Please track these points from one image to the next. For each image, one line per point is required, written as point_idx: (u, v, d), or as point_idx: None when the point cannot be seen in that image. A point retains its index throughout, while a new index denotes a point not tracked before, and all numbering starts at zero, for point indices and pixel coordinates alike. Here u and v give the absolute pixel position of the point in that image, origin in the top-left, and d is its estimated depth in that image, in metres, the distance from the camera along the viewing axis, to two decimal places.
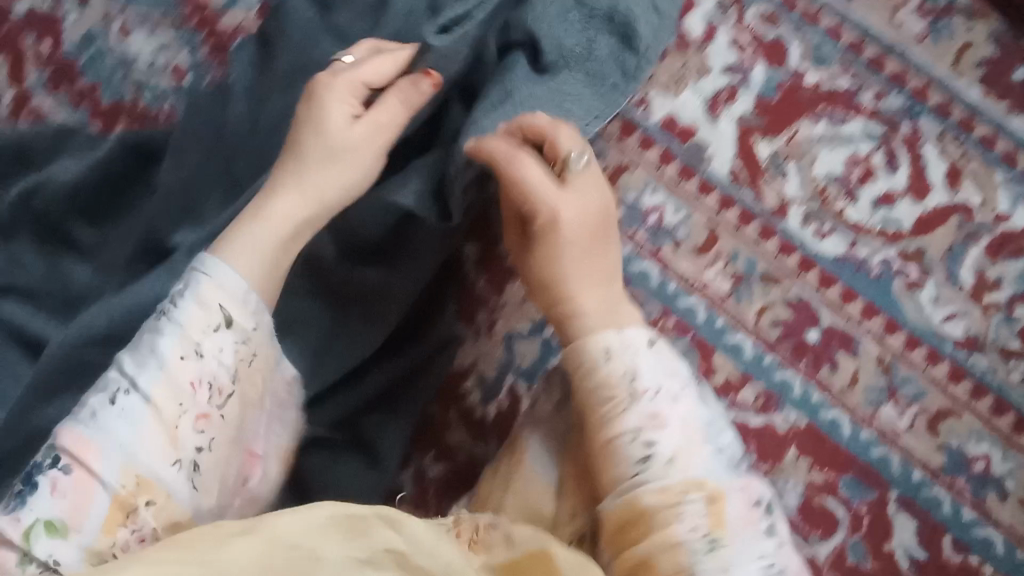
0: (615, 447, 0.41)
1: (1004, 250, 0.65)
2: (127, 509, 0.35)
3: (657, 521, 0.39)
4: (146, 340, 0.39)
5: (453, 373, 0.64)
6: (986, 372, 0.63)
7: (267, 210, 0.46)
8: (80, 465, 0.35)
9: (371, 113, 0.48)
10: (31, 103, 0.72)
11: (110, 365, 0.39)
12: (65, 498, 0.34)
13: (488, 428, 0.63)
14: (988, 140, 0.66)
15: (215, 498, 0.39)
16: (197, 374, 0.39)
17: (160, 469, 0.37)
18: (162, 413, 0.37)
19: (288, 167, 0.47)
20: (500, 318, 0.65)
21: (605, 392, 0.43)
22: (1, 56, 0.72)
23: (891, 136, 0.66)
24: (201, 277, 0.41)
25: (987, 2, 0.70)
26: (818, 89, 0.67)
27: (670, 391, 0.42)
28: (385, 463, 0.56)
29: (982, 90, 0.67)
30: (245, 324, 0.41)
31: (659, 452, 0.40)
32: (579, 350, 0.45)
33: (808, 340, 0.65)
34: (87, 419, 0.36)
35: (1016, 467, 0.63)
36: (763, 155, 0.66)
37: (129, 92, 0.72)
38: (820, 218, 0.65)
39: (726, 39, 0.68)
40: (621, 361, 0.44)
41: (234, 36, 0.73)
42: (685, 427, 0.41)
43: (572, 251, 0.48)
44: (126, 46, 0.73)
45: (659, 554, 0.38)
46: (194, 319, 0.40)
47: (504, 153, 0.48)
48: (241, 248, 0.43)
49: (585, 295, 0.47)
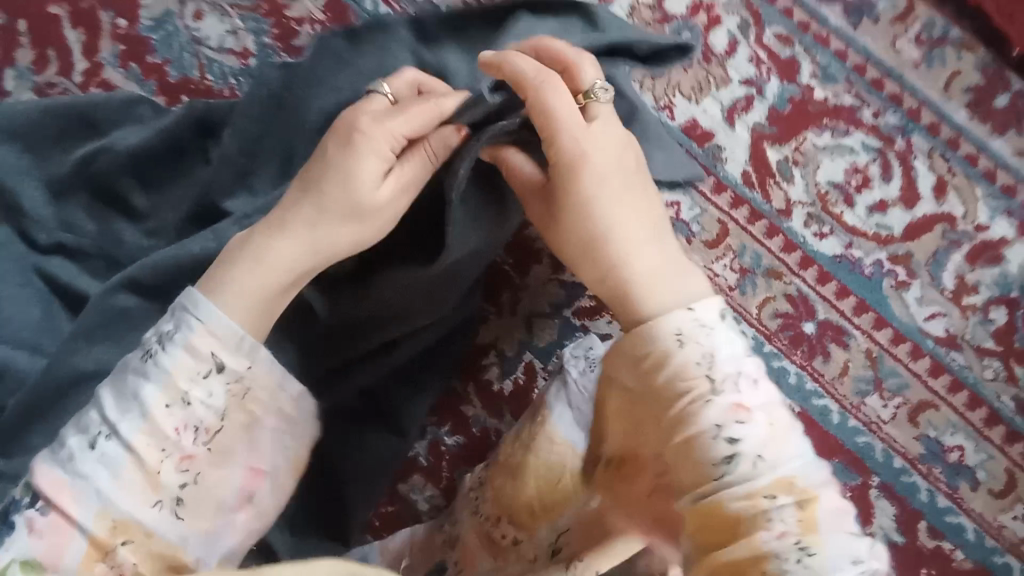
0: (700, 444, 0.46)
1: (983, 257, 0.70)
2: (105, 548, 0.45)
3: (745, 524, 0.43)
4: (134, 384, 0.48)
5: (477, 348, 0.77)
6: (963, 368, 0.70)
7: (272, 256, 0.53)
8: (58, 509, 0.45)
9: (396, 174, 0.55)
10: (102, 75, 0.85)
11: (97, 406, 0.48)
12: (42, 537, 0.44)
13: (503, 400, 0.77)
14: (972, 157, 0.71)
15: (196, 521, 0.49)
16: (180, 421, 0.48)
17: (139, 511, 0.46)
18: (141, 459, 0.46)
19: (307, 215, 0.54)
20: (523, 298, 0.76)
21: (682, 382, 0.48)
22: (104, 44, 0.85)
23: (887, 149, 0.71)
24: (195, 325, 0.49)
25: (978, 33, 0.73)
26: (826, 103, 0.73)
27: (750, 378, 0.47)
28: (403, 428, 0.75)
29: (968, 114, 0.72)
30: (236, 367, 0.49)
31: (744, 448, 0.45)
32: (646, 333, 0.50)
33: (805, 332, 0.71)
34: (69, 466, 0.46)
35: (987, 458, 0.69)
36: (773, 160, 0.73)
37: (196, 69, 0.83)
38: (821, 220, 0.72)
39: (745, 54, 0.74)
40: (692, 344, 0.48)
41: (300, 25, 0.83)
42: (768, 419, 0.46)
43: (607, 182, 0.56)
44: (197, 28, 0.84)
45: (749, 558, 0.42)
46: (183, 368, 0.48)
47: (535, 77, 0.55)
48: (243, 298, 0.51)
49: (631, 256, 0.54)
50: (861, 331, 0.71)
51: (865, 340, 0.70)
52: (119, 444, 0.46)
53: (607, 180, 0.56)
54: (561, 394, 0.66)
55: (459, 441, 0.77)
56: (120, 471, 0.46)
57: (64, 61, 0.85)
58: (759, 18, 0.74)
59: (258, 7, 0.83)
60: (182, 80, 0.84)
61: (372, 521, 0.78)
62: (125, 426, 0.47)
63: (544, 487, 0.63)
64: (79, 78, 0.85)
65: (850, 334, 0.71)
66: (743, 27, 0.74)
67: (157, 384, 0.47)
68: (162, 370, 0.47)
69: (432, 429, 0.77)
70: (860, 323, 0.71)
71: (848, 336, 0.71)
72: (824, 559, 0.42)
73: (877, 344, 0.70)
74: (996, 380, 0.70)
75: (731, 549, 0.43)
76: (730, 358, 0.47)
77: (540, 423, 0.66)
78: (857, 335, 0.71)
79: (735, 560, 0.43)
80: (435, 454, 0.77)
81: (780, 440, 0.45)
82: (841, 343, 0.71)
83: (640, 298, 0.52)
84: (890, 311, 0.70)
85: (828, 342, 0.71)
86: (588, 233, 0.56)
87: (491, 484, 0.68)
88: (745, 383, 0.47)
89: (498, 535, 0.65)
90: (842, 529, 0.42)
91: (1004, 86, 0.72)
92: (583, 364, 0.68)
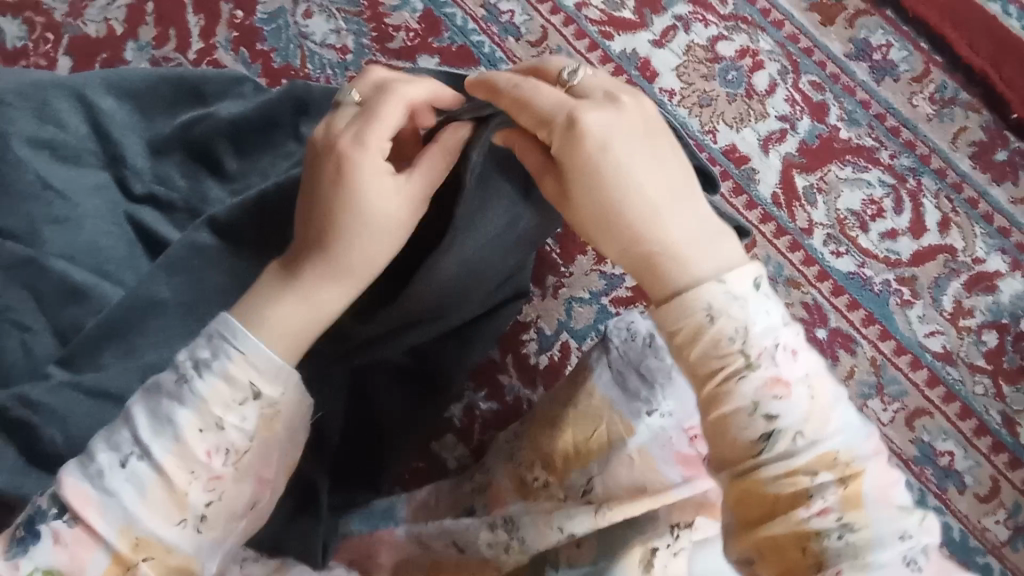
0: (736, 424, 0.45)
1: (978, 285, 0.81)
2: (127, 564, 0.45)
3: (787, 502, 0.44)
4: (168, 405, 0.47)
5: (520, 324, 0.84)
6: (957, 381, 0.79)
7: (315, 294, 0.52)
8: (80, 522, 0.45)
9: (411, 186, 0.53)
10: (214, 55, 0.96)
11: (129, 422, 0.47)
12: (66, 548, 0.44)
13: (538, 373, 0.84)
14: (973, 201, 0.84)
15: (219, 536, 0.48)
16: (213, 445, 0.47)
17: (161, 530, 0.46)
18: (168, 477, 0.46)
19: (323, 243, 0.53)
20: (565, 284, 0.85)
21: (717, 358, 0.46)
22: (219, 29, 0.96)
23: (900, 186, 0.83)
24: (233, 352, 0.48)
25: (981, 99, 0.87)
26: (849, 142, 0.85)
27: (786, 348, 0.46)
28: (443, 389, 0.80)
29: (971, 163, 0.85)
30: (272, 393, 0.48)
31: (784, 424, 0.44)
32: (679, 310, 0.46)
33: (817, 336, 0.79)
34: (95, 479, 0.46)
35: (972, 465, 0.77)
36: (799, 185, 0.83)
37: (298, 58, 0.95)
38: (838, 241, 0.81)
39: (782, 95, 0.85)
40: (727, 320, 0.45)
41: (398, 31, 0.94)
42: (807, 394, 0.45)
43: (632, 153, 0.49)
44: (305, 25, 0.96)
45: (789, 535, 0.43)
46: (219, 394, 0.47)
47: (510, 78, 0.51)
48: (272, 328, 0.50)
49: (674, 230, 0.49)
50: (869, 342, 0.79)
51: (871, 350, 0.79)
52: (149, 465, 0.46)
53: (612, 148, 0.49)
54: (602, 357, 0.72)
55: (492, 407, 0.83)
56: (148, 489, 0.46)
57: (182, 40, 0.96)
58: (796, 67, 0.87)
59: (362, 12, 0.95)
60: (285, 70, 0.95)
61: (402, 476, 0.83)
62: (158, 446, 0.46)
63: (582, 435, 0.69)
64: (193, 56, 0.96)
65: (858, 345, 0.79)
66: (783, 74, 0.86)
67: (192, 409, 0.47)
68: (196, 394, 0.47)
69: (470, 394, 0.83)
70: (866, 335, 0.79)
71: (858, 346, 0.79)
72: (869, 532, 0.43)
73: (880, 353, 0.79)
74: (985, 395, 0.79)
75: (770, 524, 0.44)
76: (767, 332, 0.45)
77: (579, 383, 0.72)
78: (865, 345, 0.79)
79: (776, 534, 0.44)
80: (469, 417, 0.83)
81: (821, 415, 0.45)
82: (850, 350, 0.79)
83: (670, 270, 0.48)
84: (892, 325, 0.80)
85: (839, 347, 0.79)
86: (602, 205, 0.49)
87: (528, 436, 0.74)
88: (783, 356, 0.45)
89: (531, 479, 0.71)
90: (885, 503, 0.44)
91: (1001, 143, 0.86)
92: (624, 333, 0.72)
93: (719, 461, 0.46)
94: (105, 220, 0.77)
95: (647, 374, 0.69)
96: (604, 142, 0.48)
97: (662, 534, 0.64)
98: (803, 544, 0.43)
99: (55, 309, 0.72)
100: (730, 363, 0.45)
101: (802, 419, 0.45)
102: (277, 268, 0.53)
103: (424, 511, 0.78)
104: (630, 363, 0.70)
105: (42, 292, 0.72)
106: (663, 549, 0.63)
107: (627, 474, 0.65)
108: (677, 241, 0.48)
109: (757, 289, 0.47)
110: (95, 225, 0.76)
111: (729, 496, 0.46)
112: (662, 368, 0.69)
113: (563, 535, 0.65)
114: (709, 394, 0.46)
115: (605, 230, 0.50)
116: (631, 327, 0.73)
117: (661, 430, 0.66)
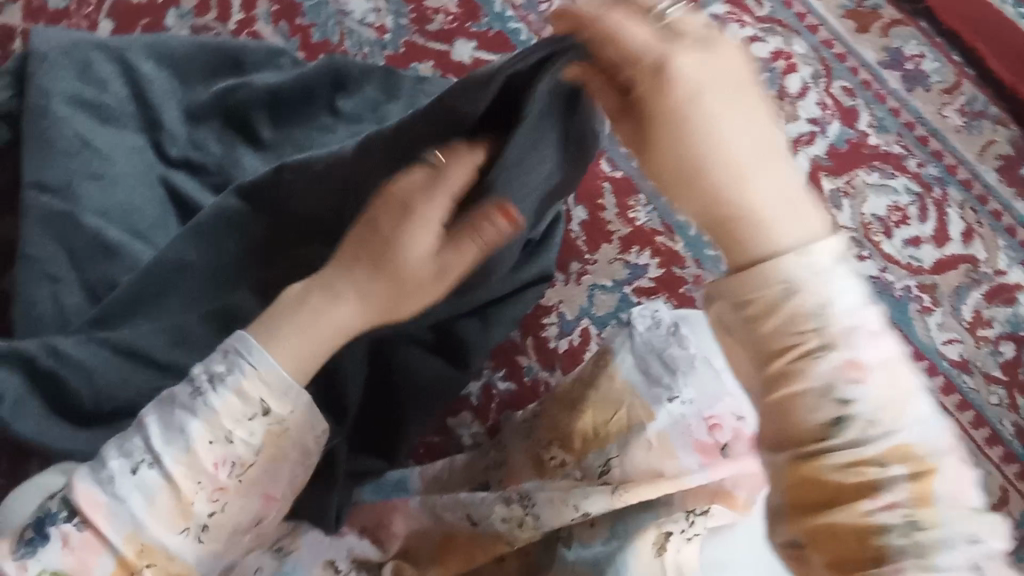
0: (804, 404, 0.43)
1: (999, 296, 0.83)
2: (131, 568, 0.49)
3: (851, 492, 0.42)
4: (179, 417, 0.51)
5: (542, 308, 0.85)
6: (972, 390, 0.79)
7: (327, 314, 0.54)
8: (90, 527, 0.49)
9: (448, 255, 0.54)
10: (254, 27, 0.97)
11: (143, 432, 0.51)
12: (74, 552, 0.49)
13: (556, 357, 0.84)
14: (997, 212, 0.86)
15: (218, 546, 0.52)
16: (220, 457, 0.50)
17: (165, 536, 0.50)
18: (175, 487, 0.50)
19: (357, 282, 0.55)
20: (589, 271, 0.86)
21: (793, 333, 0.43)
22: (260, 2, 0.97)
23: (926, 194, 0.85)
24: (245, 369, 0.51)
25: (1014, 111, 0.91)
26: (877, 149, 0.86)
27: (867, 329, 0.43)
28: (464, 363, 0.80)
29: (997, 174, 0.88)
30: (279, 412, 0.51)
31: (859, 408, 0.42)
32: (758, 274, 0.44)
33: None
34: (107, 485, 0.50)
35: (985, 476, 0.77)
36: (826, 187, 0.83)
37: (338, 35, 0.97)
38: (862, 244, 0.82)
39: (814, 98, 0.86)
40: (813, 288, 0.43)
41: (434, 12, 0.98)
42: (885, 378, 0.42)
43: (718, 105, 0.47)
44: (346, 4, 0.97)
45: (848, 523, 0.41)
46: (228, 409, 0.50)
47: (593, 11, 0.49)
48: (287, 348, 0.52)
49: (756, 190, 0.46)
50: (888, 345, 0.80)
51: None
52: (159, 472, 0.50)
53: (701, 100, 0.47)
54: (625, 342, 0.73)
55: (510, 388, 0.84)
56: (157, 496, 0.50)
57: (222, 11, 0.97)
58: (829, 71, 0.88)
59: None
60: (324, 47, 0.96)
61: (417, 450, 0.83)
62: (170, 455, 0.50)
63: (602, 416, 0.70)
64: (233, 26, 0.97)
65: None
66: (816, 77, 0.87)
67: (202, 422, 0.50)
68: (206, 408, 0.50)
69: (488, 372, 0.84)
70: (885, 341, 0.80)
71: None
72: (938, 533, 0.40)
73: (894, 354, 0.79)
74: (999, 405, 0.80)
75: (832, 512, 0.42)
76: (849, 311, 0.43)
77: (602, 366, 0.73)
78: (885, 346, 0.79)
79: (836, 521, 0.42)
80: (486, 396, 0.84)
81: (898, 403, 0.42)
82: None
83: (747, 233, 0.45)
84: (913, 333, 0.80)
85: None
86: (687, 159, 0.47)
87: (547, 415, 0.75)
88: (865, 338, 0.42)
89: (547, 458, 0.71)
90: (958, 503, 0.41)
91: None
92: (648, 321, 0.75)
93: (781, 441, 0.44)
94: (142, 183, 0.79)
95: (670, 362, 0.71)
96: (694, 91, 0.47)
97: (675, 520, 0.64)
98: (862, 536, 0.41)
99: (87, 265, 0.74)
100: (806, 341, 0.43)
101: (879, 405, 0.42)
102: (302, 286, 0.56)
103: (438, 483, 0.79)
104: (653, 350, 0.72)
105: (76, 249, 0.74)
106: (676, 534, 0.64)
107: (644, 456, 0.66)
108: (759, 199, 0.45)
109: (843, 261, 0.44)
110: (127, 185, 0.78)
111: (790, 483, 0.43)
112: (684, 356, 0.70)
113: (578, 513, 0.65)
114: (775, 370, 0.44)
115: (686, 186, 0.48)
116: (655, 315, 0.75)
117: (681, 418, 0.67)
